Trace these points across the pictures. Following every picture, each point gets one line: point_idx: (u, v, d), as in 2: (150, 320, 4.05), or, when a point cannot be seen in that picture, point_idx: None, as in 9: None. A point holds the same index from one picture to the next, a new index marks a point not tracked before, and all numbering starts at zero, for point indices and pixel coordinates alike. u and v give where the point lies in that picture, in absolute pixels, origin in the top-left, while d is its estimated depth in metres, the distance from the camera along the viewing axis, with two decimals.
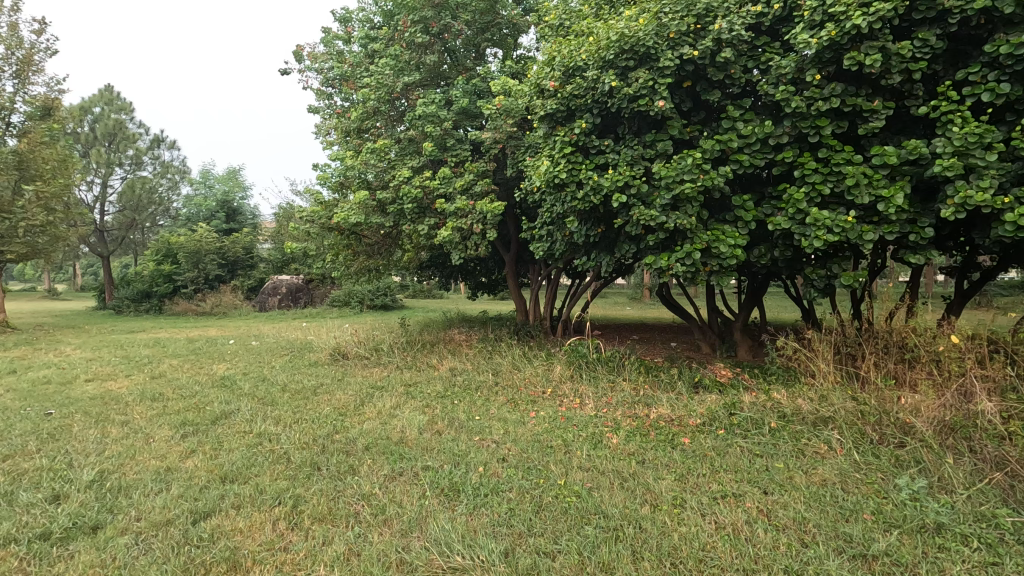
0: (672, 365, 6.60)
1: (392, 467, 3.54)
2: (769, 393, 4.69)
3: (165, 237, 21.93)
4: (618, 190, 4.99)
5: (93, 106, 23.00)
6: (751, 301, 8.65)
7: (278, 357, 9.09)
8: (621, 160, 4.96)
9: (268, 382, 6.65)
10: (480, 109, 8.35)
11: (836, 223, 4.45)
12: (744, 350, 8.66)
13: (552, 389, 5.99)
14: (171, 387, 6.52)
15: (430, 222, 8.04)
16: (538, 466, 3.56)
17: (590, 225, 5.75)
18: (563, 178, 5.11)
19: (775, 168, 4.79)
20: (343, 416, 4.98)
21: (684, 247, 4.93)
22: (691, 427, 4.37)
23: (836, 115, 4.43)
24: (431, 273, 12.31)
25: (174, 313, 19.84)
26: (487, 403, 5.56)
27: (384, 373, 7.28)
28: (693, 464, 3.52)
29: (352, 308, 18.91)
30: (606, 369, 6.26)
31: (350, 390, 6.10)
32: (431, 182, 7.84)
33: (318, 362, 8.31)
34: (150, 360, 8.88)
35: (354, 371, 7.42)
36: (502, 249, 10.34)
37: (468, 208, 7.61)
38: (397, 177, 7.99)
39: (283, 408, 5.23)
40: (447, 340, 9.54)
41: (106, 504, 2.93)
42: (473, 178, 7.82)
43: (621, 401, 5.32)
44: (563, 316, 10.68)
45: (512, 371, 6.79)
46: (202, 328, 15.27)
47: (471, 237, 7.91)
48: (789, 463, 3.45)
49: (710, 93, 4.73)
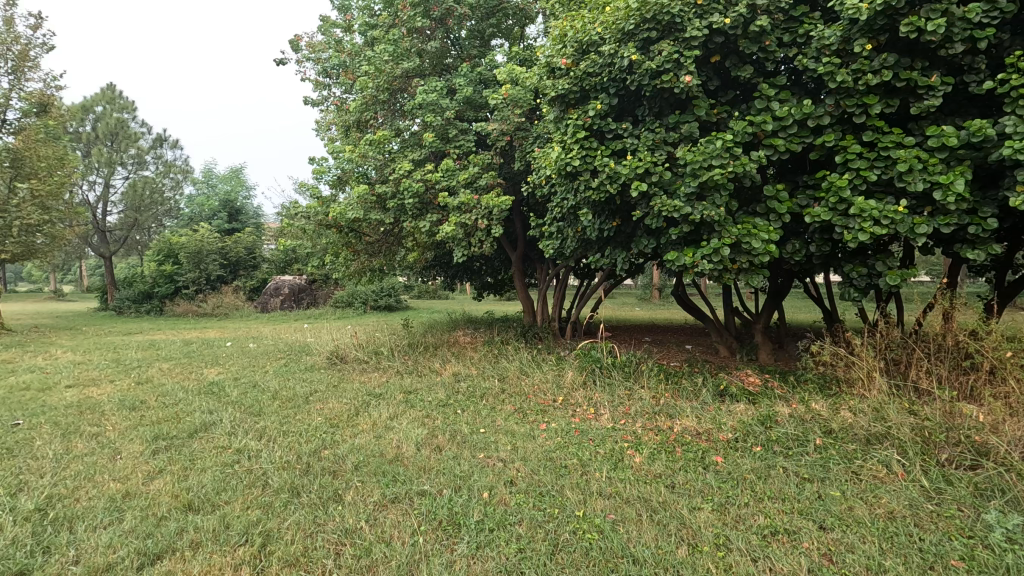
0: (693, 371, 6.11)
1: (382, 493, 3.08)
2: (809, 405, 4.19)
3: (166, 237, 21.61)
4: (638, 178, 4.52)
5: (95, 105, 22.72)
6: (774, 302, 8.13)
7: (274, 360, 8.67)
8: (641, 145, 4.49)
9: (258, 388, 6.21)
10: (485, 100, 7.91)
11: (884, 214, 3.94)
12: (767, 353, 8.17)
13: (563, 397, 5.52)
14: (156, 393, 6.09)
15: (432, 219, 7.61)
16: (552, 492, 3.09)
17: (605, 219, 5.28)
18: (576, 165, 4.67)
19: (814, 153, 4.30)
20: (335, 428, 4.54)
21: (711, 242, 4.45)
22: (722, 443, 3.89)
23: (886, 92, 3.92)
24: (435, 272, 11.90)
25: (175, 314, 19.52)
26: (493, 412, 5.10)
27: (384, 378, 6.85)
28: (731, 490, 3.05)
29: (356, 309, 18.54)
30: (622, 375, 5.79)
31: (346, 398, 5.65)
32: (433, 175, 7.40)
33: (315, 366, 7.89)
34: (140, 364, 8.48)
35: (352, 376, 6.97)
36: (508, 247, 9.88)
37: (472, 202, 7.21)
38: (397, 170, 7.55)
39: (270, 419, 4.79)
40: (451, 343, 9.11)
41: (41, 543, 2.49)
42: (478, 171, 7.39)
43: (640, 412, 4.83)
44: (572, 317, 10.21)
45: (519, 377, 6.33)
46: (200, 329, 14.92)
47: (476, 233, 7.47)
48: (845, 490, 2.96)
49: (741, 68, 4.24)
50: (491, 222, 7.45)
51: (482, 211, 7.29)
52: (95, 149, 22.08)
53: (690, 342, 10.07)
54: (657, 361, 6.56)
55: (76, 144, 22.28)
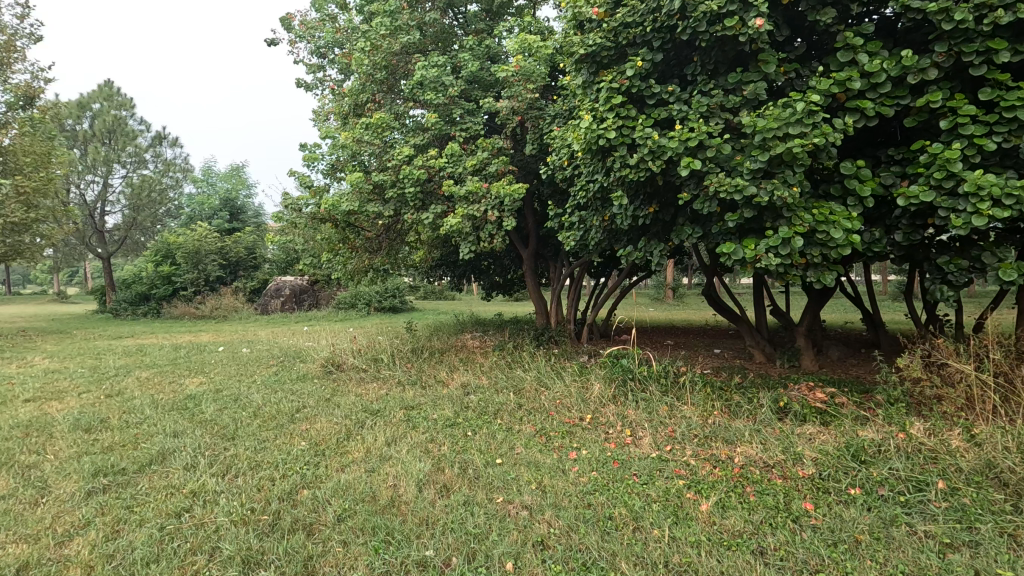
0: (739, 382, 5.30)
1: (370, 566, 2.29)
2: (908, 430, 3.36)
3: (164, 237, 20.96)
4: (688, 152, 3.71)
5: (92, 102, 22.14)
6: (819, 301, 7.29)
7: (265, 368, 7.91)
8: (692, 113, 3.67)
9: (237, 404, 5.40)
10: (494, 78, 7.16)
11: (1009, 192, 3.07)
12: (810, 358, 7.30)
13: (591, 416, 4.71)
14: (120, 410, 5.29)
15: (436, 210, 6.81)
16: (601, 563, 2.29)
17: (641, 204, 4.45)
18: (611, 137, 3.85)
19: (909, 119, 3.46)
20: (320, 458, 3.75)
21: (779, 230, 3.62)
22: (806, 482, 3.08)
23: (1014, 34, 3.08)
24: (441, 270, 11.12)
25: (172, 317, 18.84)
26: (510, 434, 4.30)
27: (384, 390, 6.05)
28: (849, 562, 2.23)
29: (359, 311, 17.80)
30: (658, 388, 4.98)
31: (337, 415, 4.86)
32: (437, 160, 6.63)
33: (308, 375, 7.10)
34: (117, 373, 7.71)
35: (348, 388, 6.19)
36: (520, 243, 9.10)
37: (481, 191, 6.44)
38: (397, 156, 6.76)
39: (242, 446, 3.98)
40: (458, 348, 8.32)
41: None
42: (487, 157, 6.62)
43: (688, 436, 4.02)
44: (589, 319, 9.41)
45: (538, 390, 5.51)
46: (195, 333, 14.19)
47: (486, 226, 6.70)
48: (1010, 565, 2.16)
49: (821, 11, 3.42)
50: (502, 213, 6.67)
51: (492, 201, 6.51)
52: (91, 147, 21.46)
53: (719, 346, 9.27)
54: (693, 371, 5.74)
55: (72, 143, 21.66)
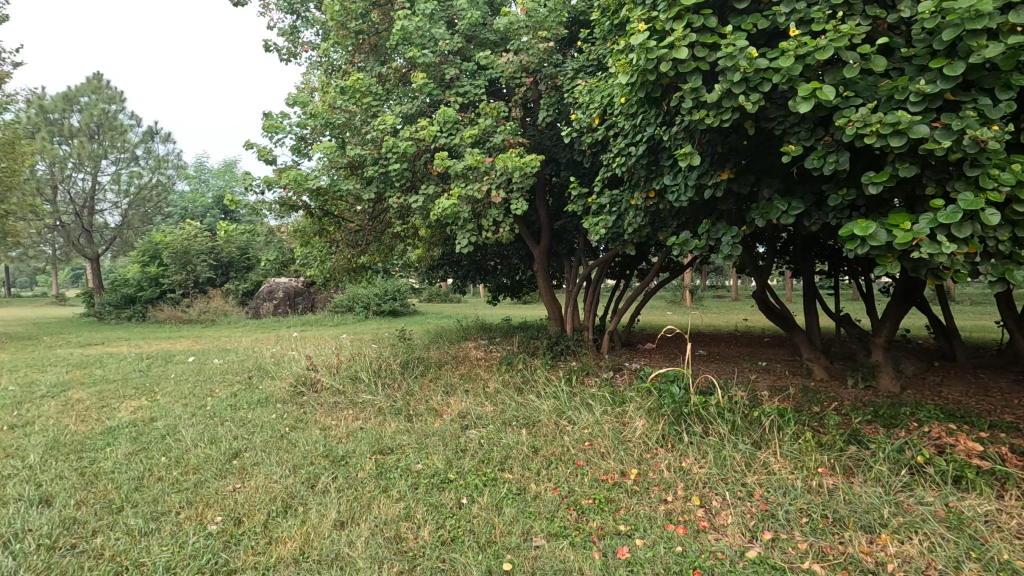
0: (828, 416, 3.95)
1: None
2: None
3: (152, 236, 19.80)
4: (807, 73, 2.32)
5: (80, 95, 21.07)
6: (903, 306, 5.92)
7: (225, 385, 6.59)
8: (816, 10, 2.30)
9: (159, 444, 4.08)
10: (499, 34, 5.92)
11: None
12: (890, 378, 5.97)
13: (636, 469, 3.36)
14: (3, 453, 3.98)
15: (427, 192, 5.64)
16: None
17: (710, 169, 3.09)
18: (681, 53, 2.46)
19: None
20: (233, 556, 2.45)
21: (965, 198, 2.20)
22: None
23: None
24: (440, 270, 9.84)
25: (157, 321, 17.58)
26: (523, 502, 2.98)
27: (359, 421, 4.74)
28: None
29: (356, 315, 16.53)
30: (724, 424, 3.64)
31: (283, 465, 3.54)
32: (428, 130, 5.39)
33: (272, 396, 5.78)
34: (49, 393, 6.41)
35: (314, 417, 4.88)
36: (529, 238, 7.86)
37: (483, 166, 5.23)
38: (378, 126, 5.51)
39: (121, 529, 2.67)
40: (458, 360, 7.00)
41: None
42: (491, 125, 5.45)
43: (793, 519, 2.69)
44: (610, 325, 8.07)
45: (558, 424, 4.18)
46: (173, 340, 12.94)
47: (489, 212, 5.44)
48: None
49: None
50: (509, 195, 5.40)
51: (497, 180, 5.24)
52: (78, 142, 20.33)
53: (759, 358, 7.96)
54: (760, 399, 4.40)
55: (59, 138, 20.53)
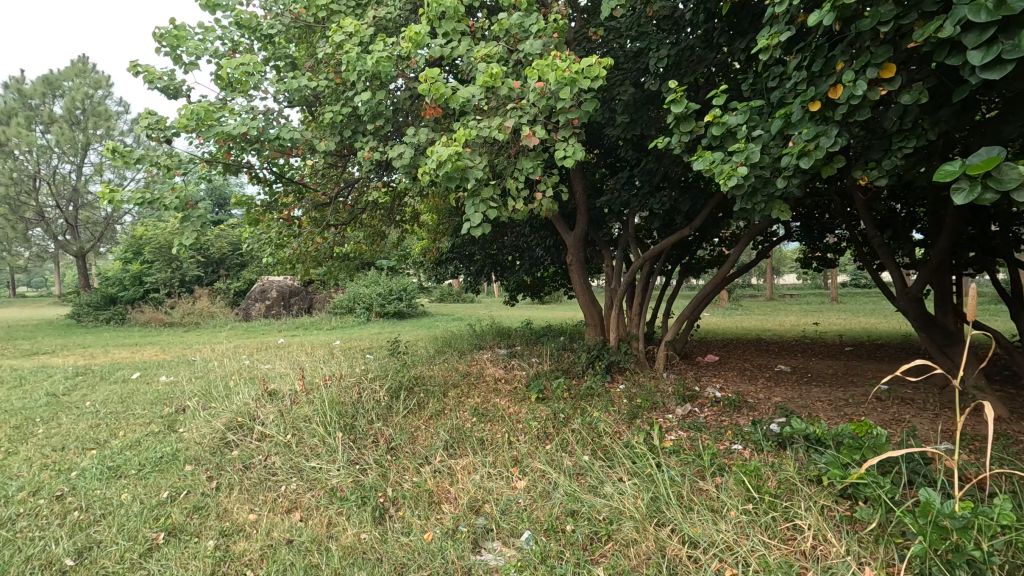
0: None
1: None
2: None
3: (135, 231, 17.95)
4: None
5: (64, 80, 19.25)
6: None
7: (140, 425, 4.59)
8: None
9: None
10: None
11: None
12: None
13: None
14: None
15: (417, 137, 3.62)
16: None
17: None
18: None
19: None
20: None
21: None
22: None
23: None
24: (448, 263, 7.83)
25: (136, 324, 15.68)
26: None
27: (296, 516, 2.73)
28: None
29: (357, 317, 14.54)
30: None
31: None
32: (418, 29, 3.40)
33: (183, 451, 3.76)
34: None
35: (226, 506, 2.87)
36: (560, 221, 5.79)
37: (507, 88, 3.18)
38: (342, 31, 3.54)
39: None
40: (470, 381, 4.99)
41: None
42: (518, 22, 3.47)
43: None
44: (670, 334, 5.93)
45: (663, 549, 2.18)
46: (139, 347, 10.99)
47: (516, 159, 3.46)
48: None
49: None
50: (548, 131, 3.41)
51: (532, 112, 3.22)
52: (58, 129, 18.47)
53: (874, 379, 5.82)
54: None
55: (40, 126, 18.72)
